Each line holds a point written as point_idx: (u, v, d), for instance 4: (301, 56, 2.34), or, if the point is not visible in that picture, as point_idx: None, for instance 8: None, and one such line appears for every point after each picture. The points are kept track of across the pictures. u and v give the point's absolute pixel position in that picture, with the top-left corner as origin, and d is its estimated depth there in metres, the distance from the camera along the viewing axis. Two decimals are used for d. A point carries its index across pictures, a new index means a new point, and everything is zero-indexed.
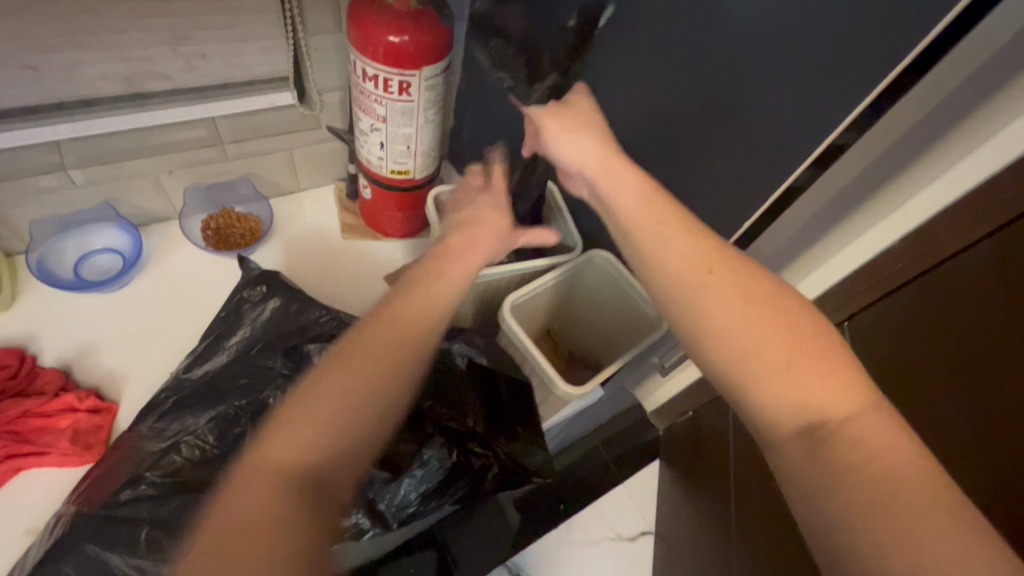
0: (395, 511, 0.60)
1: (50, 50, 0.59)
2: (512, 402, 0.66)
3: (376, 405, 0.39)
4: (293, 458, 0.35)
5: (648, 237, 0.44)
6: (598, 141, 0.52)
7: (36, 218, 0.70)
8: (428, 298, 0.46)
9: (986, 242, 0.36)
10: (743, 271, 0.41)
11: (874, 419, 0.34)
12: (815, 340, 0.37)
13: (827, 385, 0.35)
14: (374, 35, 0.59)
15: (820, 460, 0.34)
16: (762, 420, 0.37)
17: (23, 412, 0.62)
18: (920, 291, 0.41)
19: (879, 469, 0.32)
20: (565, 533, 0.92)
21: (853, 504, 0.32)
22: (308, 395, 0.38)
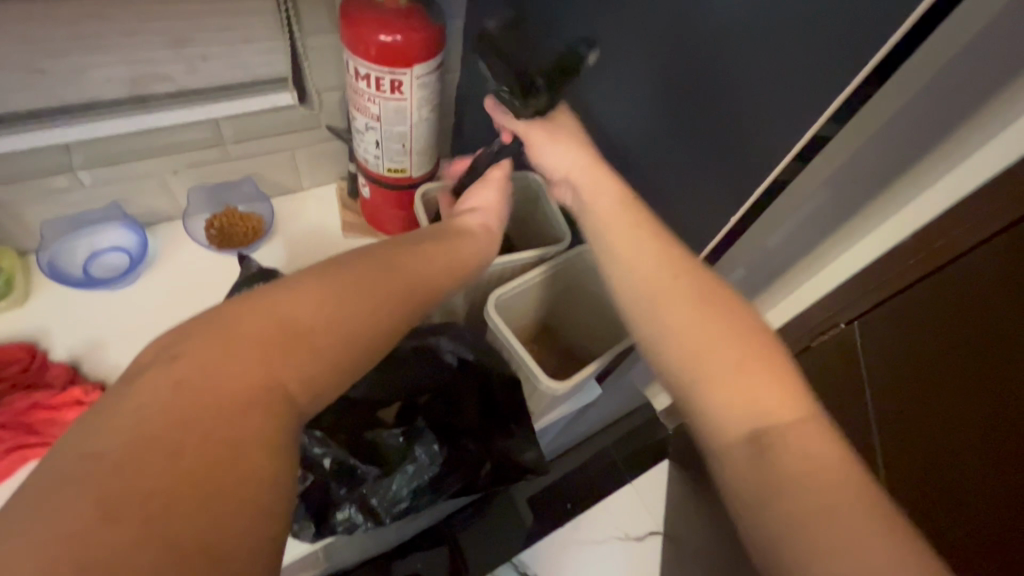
0: (387, 505, 0.61)
1: (56, 54, 0.61)
2: (507, 397, 0.65)
3: (368, 328, 0.37)
4: (261, 378, 0.32)
5: (615, 248, 0.48)
6: (577, 149, 0.56)
7: (48, 217, 0.73)
8: (420, 257, 0.45)
9: (994, 242, 0.43)
10: (702, 282, 0.44)
11: (810, 429, 0.38)
12: (765, 353, 0.41)
13: (772, 393, 0.39)
14: (366, 35, 0.59)
15: (762, 465, 0.37)
16: (710, 426, 0.40)
17: (32, 404, 0.64)
18: (933, 289, 0.48)
19: (811, 476, 0.35)
20: (573, 532, 0.93)
21: (795, 506, 0.35)
22: (282, 306, 0.35)
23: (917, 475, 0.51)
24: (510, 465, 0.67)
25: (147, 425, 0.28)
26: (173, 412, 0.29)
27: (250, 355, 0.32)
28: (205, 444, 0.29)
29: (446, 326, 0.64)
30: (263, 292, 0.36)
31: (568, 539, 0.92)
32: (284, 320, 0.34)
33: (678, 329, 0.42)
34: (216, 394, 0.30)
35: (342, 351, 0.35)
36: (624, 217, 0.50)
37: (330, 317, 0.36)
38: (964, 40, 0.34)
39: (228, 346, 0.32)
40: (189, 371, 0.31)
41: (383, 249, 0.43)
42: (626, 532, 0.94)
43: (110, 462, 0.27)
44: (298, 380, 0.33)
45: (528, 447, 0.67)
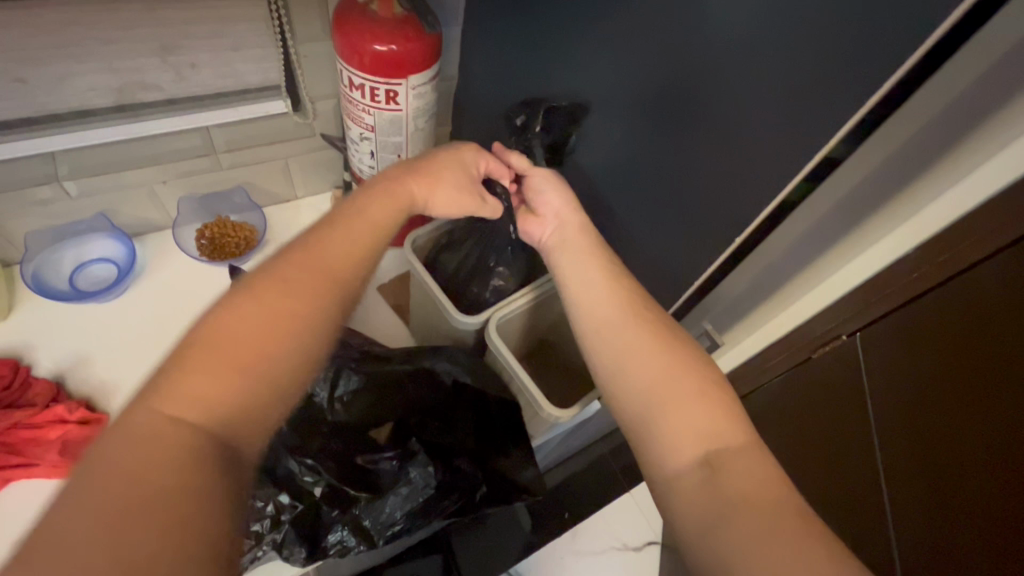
0: (381, 528, 0.59)
1: (37, 62, 0.59)
2: (503, 416, 0.64)
3: (304, 347, 0.39)
4: (204, 400, 0.35)
5: (580, 284, 0.53)
6: (566, 196, 0.59)
7: (33, 228, 0.71)
8: (352, 255, 0.45)
9: (998, 256, 0.41)
10: (656, 322, 0.48)
11: (757, 454, 0.40)
12: (716, 387, 0.44)
13: (719, 420, 0.42)
14: (359, 44, 0.57)
15: (714, 487, 0.38)
16: (662, 452, 0.42)
17: (12, 424, 0.62)
18: (937, 302, 0.46)
19: (759, 499, 0.37)
20: (569, 542, 0.83)
21: (747, 527, 0.36)
22: (223, 329, 0.37)
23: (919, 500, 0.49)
24: (506, 486, 0.64)
25: (139, 456, 0.31)
26: (164, 448, 0.32)
27: (192, 385, 0.35)
28: (146, 474, 0.31)
29: (440, 349, 0.63)
30: (217, 313, 0.38)
31: (563, 550, 0.82)
32: (228, 339, 0.37)
33: (636, 364, 0.46)
34: (160, 436, 0.33)
35: (274, 370, 0.37)
36: (588, 259, 0.54)
37: (267, 336, 0.38)
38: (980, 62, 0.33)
39: (193, 373, 0.35)
40: (174, 406, 0.34)
41: (305, 256, 0.43)
42: (625, 543, 0.83)
43: (99, 503, 0.29)
44: (235, 410, 0.35)
45: (526, 466, 0.65)
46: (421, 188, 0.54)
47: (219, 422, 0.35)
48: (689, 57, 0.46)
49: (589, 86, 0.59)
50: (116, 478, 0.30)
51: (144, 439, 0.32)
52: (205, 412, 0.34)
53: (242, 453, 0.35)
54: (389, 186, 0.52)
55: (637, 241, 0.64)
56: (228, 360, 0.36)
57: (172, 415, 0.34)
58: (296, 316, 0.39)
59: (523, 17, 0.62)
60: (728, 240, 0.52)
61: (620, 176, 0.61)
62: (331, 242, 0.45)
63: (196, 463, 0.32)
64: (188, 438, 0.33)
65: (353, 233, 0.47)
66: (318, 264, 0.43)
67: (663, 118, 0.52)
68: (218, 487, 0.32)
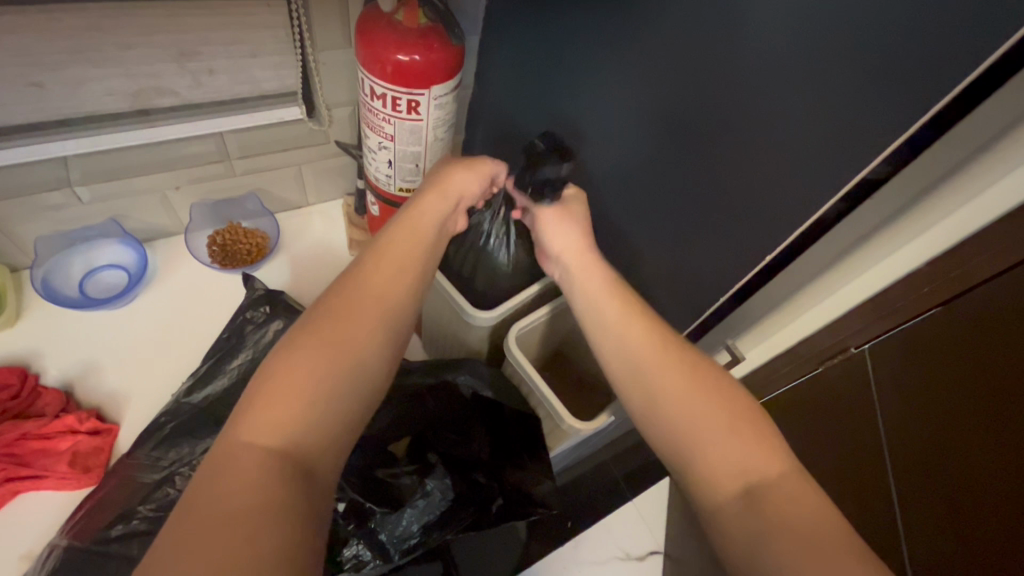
0: (395, 542, 0.57)
1: (55, 67, 0.58)
2: (518, 429, 0.64)
3: (355, 357, 0.40)
4: (279, 424, 0.36)
5: (597, 310, 0.52)
6: (579, 230, 0.58)
7: (43, 234, 0.70)
8: (391, 265, 0.47)
9: (1011, 274, 0.41)
10: (682, 356, 0.48)
11: (797, 479, 0.40)
12: (745, 408, 0.44)
13: (761, 451, 0.42)
14: (383, 54, 0.57)
15: (755, 516, 0.39)
16: (704, 484, 0.42)
17: (22, 435, 0.61)
18: (947, 317, 0.47)
19: (802, 521, 0.37)
20: (572, 554, 0.80)
21: (788, 554, 0.36)
22: (286, 355, 0.39)
23: (932, 520, 0.48)
24: (522, 501, 0.62)
25: (234, 479, 0.33)
26: (248, 469, 0.34)
27: (273, 412, 0.36)
28: (232, 492, 0.32)
29: (460, 361, 0.63)
30: (287, 346, 0.40)
31: (567, 559, 0.79)
32: (295, 366, 0.38)
33: (671, 395, 0.45)
34: (242, 459, 0.34)
35: (331, 381, 0.38)
36: (599, 289, 0.53)
37: (325, 358, 0.39)
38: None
39: (269, 402, 0.37)
40: (252, 433, 0.35)
41: (357, 281, 0.45)
42: (629, 552, 0.81)
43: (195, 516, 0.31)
44: (311, 426, 0.37)
45: (542, 479, 0.63)
46: (448, 187, 0.54)
47: (296, 444, 0.36)
48: (719, 75, 0.46)
49: (607, 99, 0.58)
50: (212, 502, 0.32)
51: (236, 463, 0.34)
52: (280, 435, 0.36)
53: (321, 475, 0.36)
54: (420, 203, 0.52)
55: (655, 254, 0.64)
56: (297, 386, 0.37)
57: (253, 441, 0.35)
58: (360, 339, 0.41)
59: (543, 29, 0.62)
60: (755, 257, 0.52)
61: (635, 190, 0.61)
62: (386, 267, 0.46)
63: (280, 482, 0.34)
64: (271, 460, 0.35)
65: (402, 250, 0.48)
66: (373, 287, 0.45)
67: (686, 135, 0.52)
68: (281, 497, 0.33)
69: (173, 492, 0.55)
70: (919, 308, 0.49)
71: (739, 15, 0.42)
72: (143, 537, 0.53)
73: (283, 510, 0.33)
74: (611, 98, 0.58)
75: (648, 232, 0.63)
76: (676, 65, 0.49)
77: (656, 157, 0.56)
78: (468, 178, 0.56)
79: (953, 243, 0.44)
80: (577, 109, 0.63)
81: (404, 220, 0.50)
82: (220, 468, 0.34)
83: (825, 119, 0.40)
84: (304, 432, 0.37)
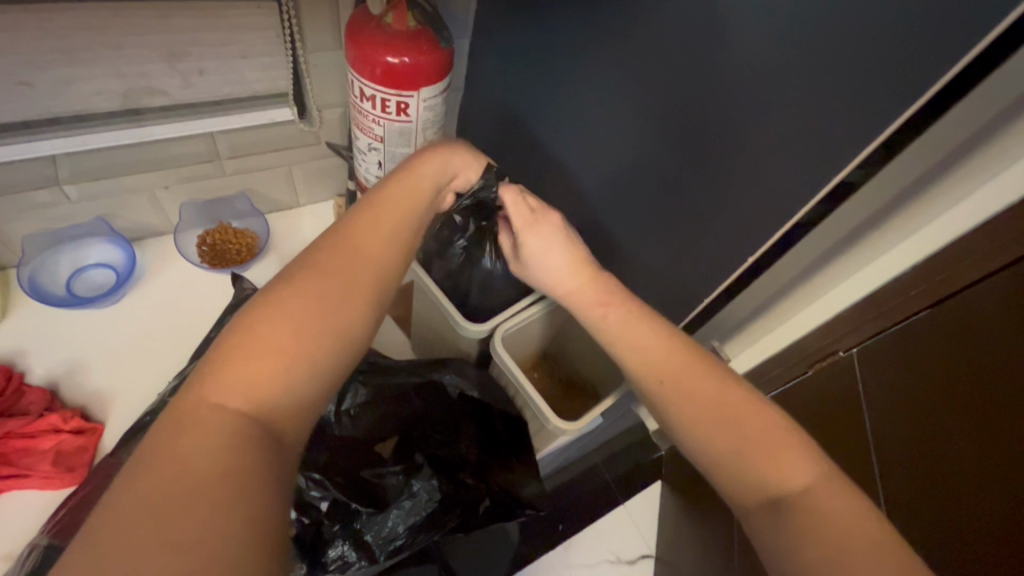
0: (382, 543, 0.58)
1: (44, 66, 0.58)
2: (507, 432, 0.62)
3: (334, 334, 0.40)
4: (251, 386, 0.36)
5: (601, 319, 0.52)
6: (568, 246, 0.57)
7: (30, 232, 0.69)
8: (374, 238, 0.46)
9: (999, 276, 0.42)
10: (692, 365, 0.47)
11: (828, 487, 0.40)
12: (765, 418, 0.44)
13: (779, 458, 0.41)
14: (372, 56, 0.57)
15: (780, 526, 0.39)
16: (734, 491, 0.42)
17: (5, 434, 0.60)
18: (935, 319, 0.47)
19: (827, 531, 0.37)
20: (562, 555, 0.82)
21: (811, 559, 0.36)
22: (259, 320, 0.38)
23: (913, 510, 0.48)
24: (508, 503, 0.62)
25: (197, 443, 0.33)
26: (215, 436, 0.34)
27: (242, 374, 0.36)
28: (202, 457, 0.32)
29: (447, 362, 0.62)
30: (262, 304, 0.39)
31: (556, 560, 0.82)
32: (269, 334, 0.38)
33: (686, 406, 0.45)
34: (220, 425, 0.34)
35: (307, 355, 0.38)
36: (592, 303, 0.53)
37: (302, 330, 0.39)
38: (1002, 98, 0.34)
39: (245, 361, 0.37)
40: (222, 394, 0.36)
41: (346, 242, 0.45)
42: (618, 556, 0.83)
43: (158, 481, 0.31)
44: (282, 397, 0.37)
45: (529, 481, 0.62)
46: (436, 165, 0.55)
47: (266, 406, 0.36)
48: (703, 79, 0.47)
49: (594, 101, 0.59)
50: (175, 466, 0.32)
51: (201, 425, 0.34)
52: (251, 395, 0.36)
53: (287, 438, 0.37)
54: (409, 174, 0.52)
55: (640, 257, 0.65)
56: (275, 348, 0.38)
57: (223, 402, 0.35)
58: (340, 310, 0.41)
59: (532, 34, 0.63)
60: (737, 261, 0.52)
61: (621, 192, 0.62)
62: (375, 232, 0.46)
63: (248, 454, 0.33)
64: (240, 421, 0.35)
65: (388, 221, 0.48)
66: (360, 252, 0.45)
67: (672, 138, 0.52)
68: (253, 475, 0.33)
69: None
70: (901, 309, 0.50)
71: (721, 21, 0.43)
72: None
73: (252, 481, 0.32)
74: (599, 101, 0.58)
75: (634, 234, 0.63)
76: (660, 69, 0.50)
77: (640, 159, 0.57)
78: (456, 160, 0.57)
79: None
80: (565, 112, 0.64)
81: (387, 183, 0.51)
82: (186, 430, 0.34)
83: (804, 124, 0.41)
84: (273, 403, 0.37)
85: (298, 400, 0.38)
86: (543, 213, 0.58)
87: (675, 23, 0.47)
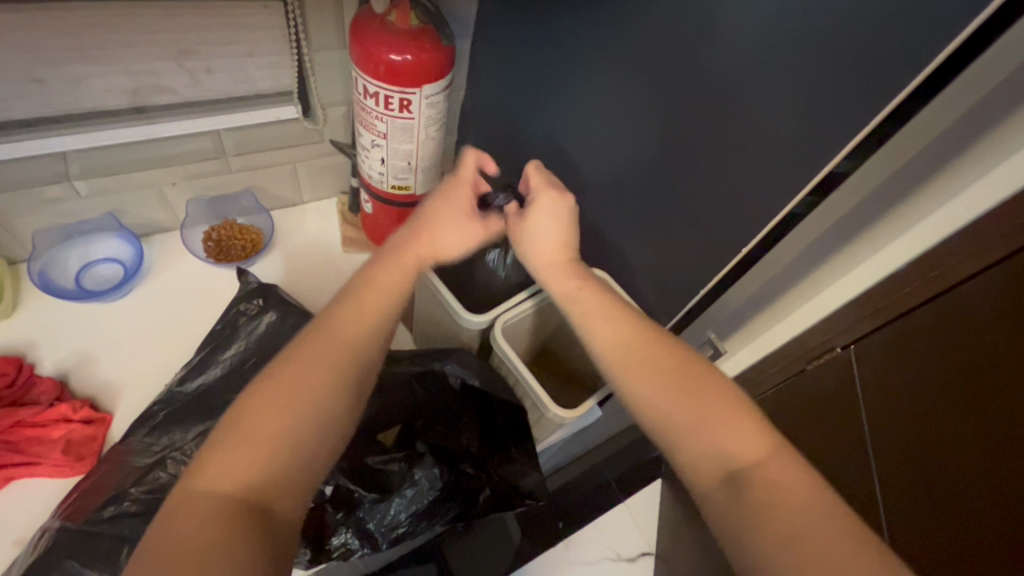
0: (384, 531, 0.59)
1: (56, 63, 0.60)
2: (507, 423, 0.65)
3: (316, 414, 0.42)
4: (239, 473, 0.39)
5: (585, 316, 0.53)
6: (559, 240, 0.59)
7: (40, 227, 0.71)
8: (361, 312, 0.48)
9: (993, 270, 0.43)
10: (654, 344, 0.49)
11: (778, 461, 0.41)
12: (719, 393, 0.45)
13: (735, 436, 0.43)
14: (375, 54, 0.59)
15: (734, 500, 0.40)
16: (688, 475, 0.44)
17: (16, 422, 0.62)
18: (935, 315, 0.48)
19: (778, 502, 0.39)
20: (563, 553, 0.81)
21: (771, 535, 0.38)
22: (243, 414, 0.41)
23: (911, 519, 0.50)
24: (510, 492, 0.64)
25: (194, 523, 0.36)
26: (208, 515, 0.37)
27: (229, 462, 0.39)
28: (197, 532, 0.36)
29: (450, 351, 0.64)
30: (254, 391, 0.43)
31: (558, 559, 0.80)
32: (256, 416, 0.41)
33: (654, 390, 0.47)
34: (210, 502, 0.37)
35: (291, 437, 0.41)
36: (590, 297, 0.54)
37: (284, 413, 0.41)
38: (984, 88, 0.34)
39: (234, 448, 0.40)
40: (214, 480, 0.38)
41: (323, 328, 0.47)
42: (619, 553, 0.82)
43: (161, 559, 0.34)
44: (269, 476, 0.39)
45: (529, 471, 0.65)
46: (427, 233, 0.57)
47: (253, 486, 0.39)
48: (697, 74, 0.48)
49: (592, 99, 0.60)
50: (171, 547, 0.35)
51: (196, 508, 0.37)
52: (237, 474, 0.39)
53: (282, 517, 0.39)
54: (403, 247, 0.55)
55: (637, 251, 0.66)
56: (258, 434, 0.40)
57: (212, 481, 0.38)
58: (316, 387, 0.43)
59: (532, 34, 0.64)
60: (731, 255, 0.53)
61: (619, 187, 0.63)
62: (359, 310, 0.48)
63: (238, 526, 0.36)
64: (225, 498, 0.38)
65: (377, 295, 0.50)
66: (341, 333, 0.47)
67: (668, 133, 0.53)
68: (241, 544, 0.36)
69: (164, 475, 0.56)
70: (898, 307, 0.51)
71: (714, 18, 0.44)
72: (135, 518, 0.53)
73: (232, 552, 0.35)
74: (596, 98, 0.60)
75: (631, 229, 0.65)
76: (657, 66, 0.51)
77: (636, 155, 0.58)
78: (438, 215, 0.58)
79: (927, 243, 0.45)
80: (564, 109, 0.65)
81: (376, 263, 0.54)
82: (181, 511, 0.37)
83: (794, 116, 0.42)
84: (262, 479, 0.39)
85: (291, 472, 0.40)
86: (546, 210, 0.59)
87: (671, 21, 0.48)
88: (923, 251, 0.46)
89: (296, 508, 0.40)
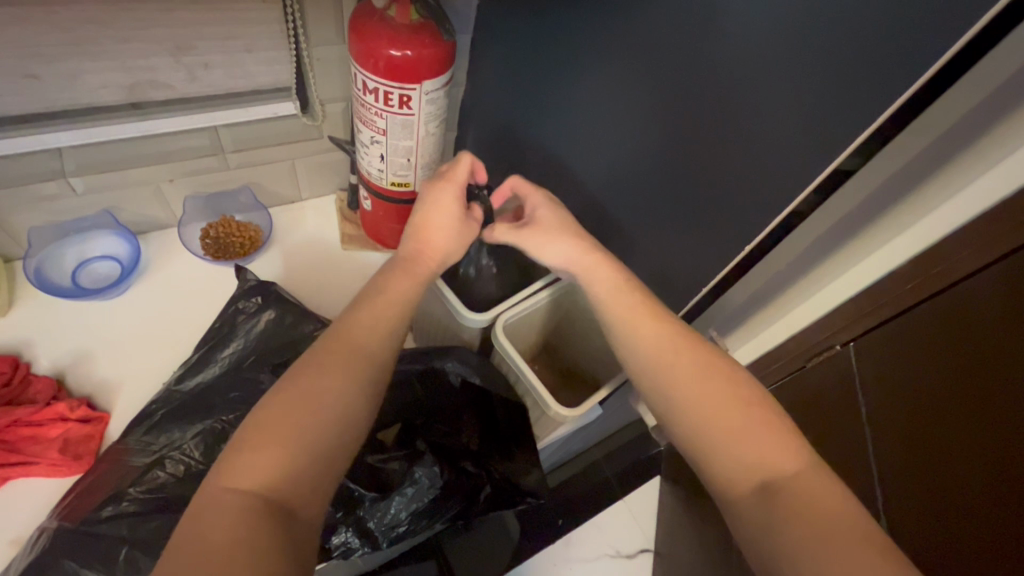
0: (384, 530, 0.58)
1: (51, 59, 0.59)
2: (507, 421, 0.65)
3: (348, 420, 0.43)
4: (273, 476, 0.39)
5: (613, 313, 0.53)
6: (570, 233, 0.58)
7: (36, 225, 0.70)
8: (384, 320, 0.49)
9: (996, 266, 0.41)
10: (693, 349, 0.49)
11: (814, 468, 0.42)
12: (755, 398, 0.46)
13: (769, 440, 0.43)
14: (375, 49, 0.58)
15: (771, 505, 0.41)
16: (722, 478, 0.44)
17: (13, 421, 0.61)
18: (933, 311, 0.46)
19: (811, 509, 0.39)
20: (562, 550, 0.82)
21: (807, 540, 0.38)
22: (276, 415, 0.41)
23: (910, 516, 0.49)
24: (510, 491, 0.64)
25: (226, 523, 0.36)
26: (246, 514, 0.37)
27: (264, 463, 0.39)
28: (229, 530, 0.36)
29: (449, 349, 0.64)
30: (286, 391, 0.42)
31: (557, 556, 0.81)
32: (294, 421, 0.41)
33: (689, 393, 0.47)
34: (244, 501, 0.37)
35: (326, 443, 0.41)
36: (608, 291, 0.54)
37: (322, 419, 0.42)
38: (993, 83, 0.34)
39: (271, 450, 0.40)
40: (246, 480, 0.38)
41: (350, 334, 0.47)
42: (618, 550, 0.83)
43: (201, 556, 0.34)
44: (303, 482, 0.40)
45: (530, 469, 0.65)
46: (424, 239, 0.56)
47: (287, 490, 0.39)
48: (700, 70, 0.47)
49: (593, 94, 0.60)
50: (212, 548, 0.35)
51: (230, 507, 0.37)
52: (262, 480, 0.38)
53: (302, 518, 0.39)
54: (406, 259, 0.55)
55: (638, 248, 0.66)
56: (293, 438, 0.40)
57: (235, 487, 0.38)
58: (351, 395, 0.43)
59: (533, 29, 0.64)
60: (733, 252, 0.53)
61: (621, 184, 0.63)
62: (374, 317, 0.49)
63: (278, 530, 0.37)
64: (250, 504, 0.37)
65: (393, 303, 0.50)
66: (367, 341, 0.47)
67: (671, 130, 0.53)
68: (283, 548, 0.36)
69: (163, 475, 0.56)
70: (897, 303, 0.50)
71: (717, 14, 0.44)
72: (133, 517, 0.53)
73: (269, 552, 0.35)
74: (596, 92, 0.59)
75: (633, 225, 0.64)
76: (659, 61, 0.51)
77: (639, 152, 0.58)
78: (431, 220, 0.57)
79: (932, 241, 0.45)
80: (565, 105, 0.65)
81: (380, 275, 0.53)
82: (212, 512, 0.37)
83: (798, 113, 0.41)
84: (293, 483, 0.39)
85: (319, 473, 0.40)
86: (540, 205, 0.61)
87: (673, 16, 0.48)
88: (928, 248, 0.45)
89: (313, 509, 0.40)
